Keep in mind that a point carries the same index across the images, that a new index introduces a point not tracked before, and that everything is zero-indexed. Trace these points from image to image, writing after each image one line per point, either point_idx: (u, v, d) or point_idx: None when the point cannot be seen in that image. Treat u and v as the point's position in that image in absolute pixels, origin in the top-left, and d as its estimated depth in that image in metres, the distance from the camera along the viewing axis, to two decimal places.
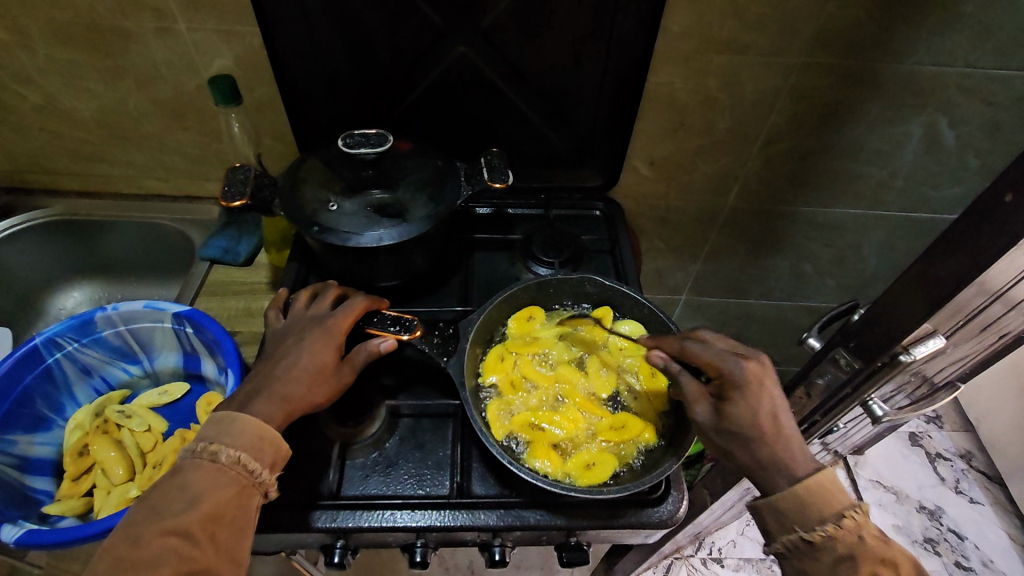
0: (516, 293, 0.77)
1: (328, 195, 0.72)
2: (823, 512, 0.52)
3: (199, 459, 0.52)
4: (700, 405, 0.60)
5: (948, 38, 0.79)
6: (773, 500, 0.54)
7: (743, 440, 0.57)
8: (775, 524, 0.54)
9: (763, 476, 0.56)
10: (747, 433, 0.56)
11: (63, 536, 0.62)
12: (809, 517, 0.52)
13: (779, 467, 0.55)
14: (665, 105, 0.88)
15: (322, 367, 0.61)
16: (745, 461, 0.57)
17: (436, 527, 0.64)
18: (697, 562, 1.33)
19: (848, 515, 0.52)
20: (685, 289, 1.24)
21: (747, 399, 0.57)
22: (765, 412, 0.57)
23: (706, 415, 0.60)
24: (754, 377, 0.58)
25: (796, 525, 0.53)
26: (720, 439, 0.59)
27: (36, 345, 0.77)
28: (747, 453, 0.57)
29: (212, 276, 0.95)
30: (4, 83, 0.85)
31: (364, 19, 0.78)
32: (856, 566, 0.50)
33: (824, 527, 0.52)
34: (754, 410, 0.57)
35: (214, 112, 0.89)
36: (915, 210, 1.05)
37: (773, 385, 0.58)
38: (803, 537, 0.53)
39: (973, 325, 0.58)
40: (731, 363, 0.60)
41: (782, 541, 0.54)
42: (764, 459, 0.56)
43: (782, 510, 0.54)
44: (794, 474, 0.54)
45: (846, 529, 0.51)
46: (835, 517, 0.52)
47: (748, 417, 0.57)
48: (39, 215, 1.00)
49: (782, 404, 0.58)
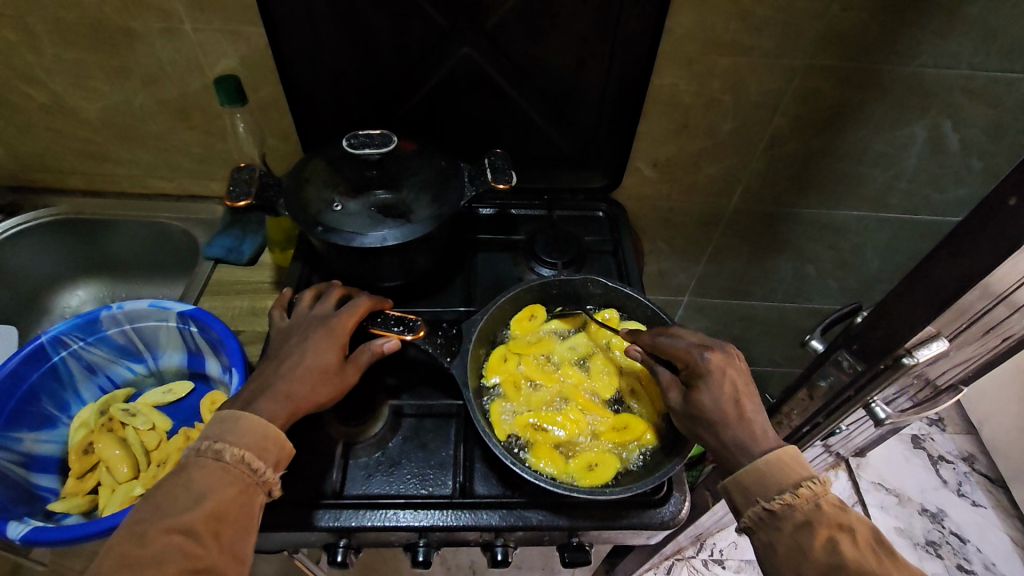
0: (519, 293, 0.77)
1: (332, 195, 0.73)
2: (782, 482, 0.53)
3: (203, 458, 0.52)
4: (672, 392, 0.63)
5: (951, 41, 0.79)
6: (736, 475, 0.55)
7: (707, 424, 0.58)
8: (739, 499, 0.54)
9: (728, 456, 0.56)
10: (709, 416, 0.58)
11: (69, 534, 0.63)
12: (768, 487, 0.53)
13: (742, 447, 0.56)
14: (668, 106, 0.88)
15: (326, 367, 0.62)
16: (711, 443, 0.58)
17: (438, 526, 0.64)
18: (698, 564, 1.33)
19: (805, 485, 0.52)
20: (688, 290, 1.24)
21: (710, 386, 0.59)
22: (726, 397, 0.58)
23: (677, 401, 0.62)
24: (716, 365, 0.60)
25: (758, 496, 0.53)
26: (688, 423, 0.60)
27: (42, 344, 0.77)
28: (712, 436, 0.58)
29: (217, 275, 0.96)
30: (10, 82, 0.86)
31: (369, 20, 0.78)
32: (815, 531, 0.50)
33: (784, 496, 0.52)
34: (716, 395, 0.58)
35: (219, 112, 0.89)
36: (918, 212, 1.05)
37: (738, 374, 0.60)
38: (764, 508, 0.53)
39: (975, 327, 0.58)
40: (695, 354, 0.62)
41: (746, 514, 0.54)
42: (727, 440, 0.57)
43: (743, 483, 0.54)
44: (754, 453, 0.55)
45: (804, 497, 0.52)
46: (793, 486, 0.52)
47: (711, 402, 0.58)
48: (44, 215, 1.01)
49: (746, 391, 0.59)
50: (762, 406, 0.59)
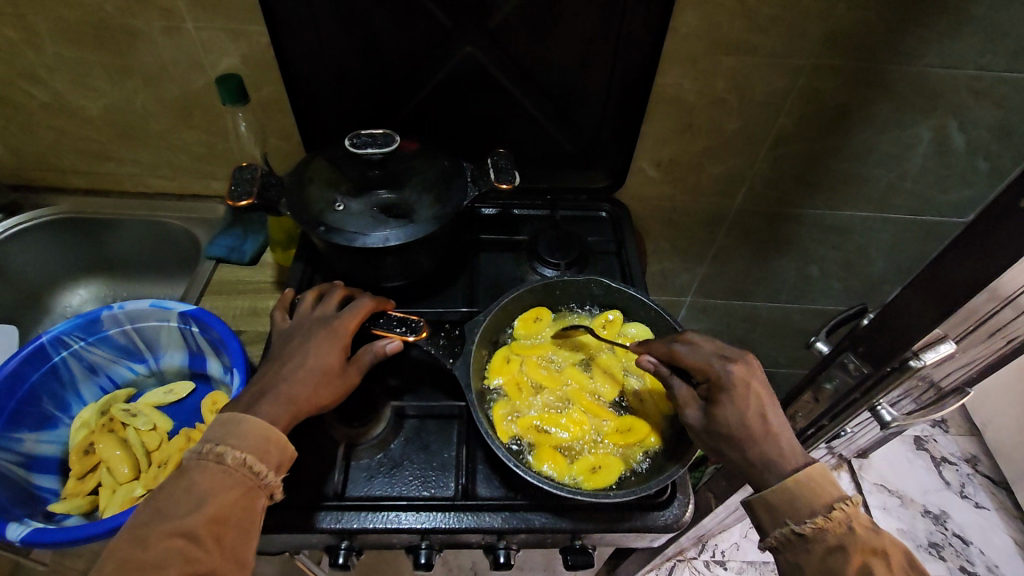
0: (522, 294, 0.76)
1: (335, 194, 0.72)
2: (813, 504, 0.52)
3: (204, 461, 0.52)
4: (691, 408, 0.62)
5: (958, 41, 0.79)
6: (765, 495, 0.54)
7: (732, 442, 0.57)
8: (766, 518, 0.54)
9: (754, 473, 0.56)
10: (735, 434, 0.57)
11: (69, 535, 0.62)
12: (799, 509, 0.53)
13: (769, 465, 0.55)
14: (673, 106, 0.88)
15: (328, 368, 0.61)
16: (736, 460, 0.58)
17: (441, 528, 0.64)
18: (700, 565, 1.33)
19: (838, 507, 0.52)
20: (691, 291, 1.24)
21: (734, 402, 0.58)
22: (752, 413, 0.57)
23: (697, 418, 0.61)
24: (740, 380, 0.59)
25: (788, 518, 0.53)
26: (709, 440, 0.60)
27: (43, 344, 0.77)
28: (737, 454, 0.57)
29: (218, 274, 0.95)
30: (12, 81, 0.85)
31: (372, 19, 0.77)
32: (848, 556, 0.50)
33: (816, 519, 0.52)
34: (742, 412, 0.57)
35: (221, 111, 0.89)
36: (922, 213, 1.04)
37: (761, 387, 0.59)
38: (794, 530, 0.53)
39: (982, 329, 0.58)
40: (718, 367, 0.60)
41: (775, 535, 0.54)
42: (753, 458, 0.56)
43: (772, 504, 0.54)
44: (781, 471, 0.55)
45: (836, 520, 0.52)
46: (825, 509, 0.52)
47: (736, 420, 0.57)
48: (45, 214, 1.00)
49: (770, 405, 0.58)
50: (783, 417, 0.59)
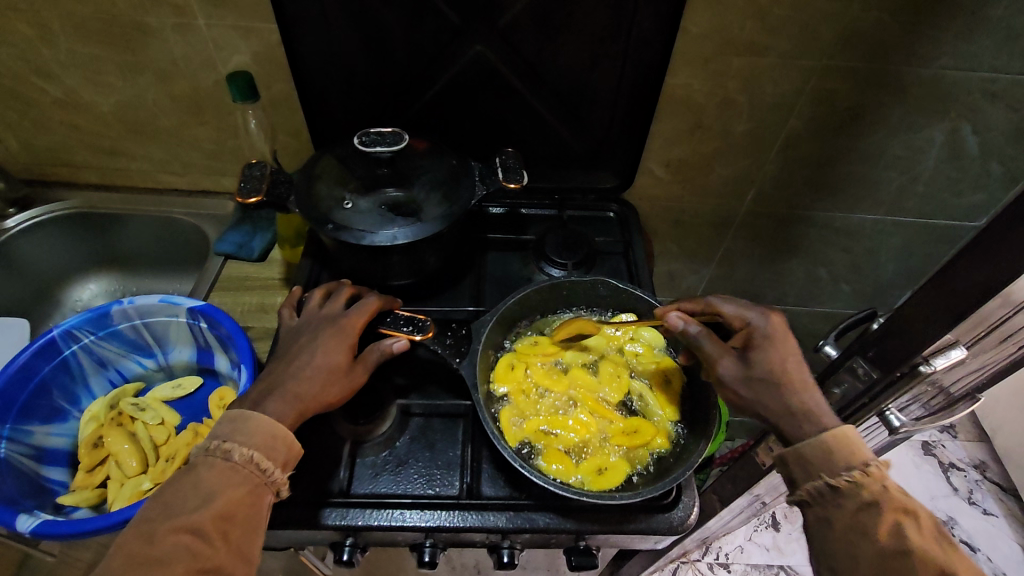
0: (530, 294, 0.76)
1: (343, 192, 0.72)
2: (851, 459, 0.52)
3: (212, 458, 0.52)
4: (725, 359, 0.62)
5: (974, 43, 0.78)
6: (800, 447, 0.54)
7: (772, 387, 0.59)
8: (802, 472, 0.54)
9: (791, 424, 0.57)
10: (776, 378, 0.59)
11: (76, 528, 0.63)
12: (836, 463, 0.53)
13: (808, 414, 0.56)
14: (682, 107, 0.87)
15: (334, 367, 0.61)
16: (772, 411, 0.58)
17: (445, 527, 0.64)
18: (703, 567, 1.32)
19: (874, 464, 0.52)
20: (697, 292, 1.23)
21: (773, 348, 0.61)
22: (791, 361, 0.60)
23: (731, 368, 0.61)
24: (778, 328, 0.62)
25: (823, 471, 0.53)
26: (746, 390, 0.59)
27: (54, 337, 0.78)
28: (776, 401, 0.58)
29: (227, 270, 0.96)
30: (26, 77, 0.86)
31: (382, 17, 0.78)
32: (880, 514, 0.50)
33: (852, 473, 0.52)
34: (782, 358, 0.60)
35: (231, 108, 0.89)
36: (935, 217, 1.03)
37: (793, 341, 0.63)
38: (828, 483, 0.52)
39: (994, 335, 0.57)
40: (755, 317, 0.64)
41: (807, 488, 0.53)
42: (793, 407, 0.57)
43: (808, 457, 0.54)
44: (821, 422, 0.56)
45: (872, 477, 0.51)
46: (862, 464, 0.52)
47: (775, 363, 0.60)
48: (56, 208, 1.01)
49: (800, 357, 0.61)
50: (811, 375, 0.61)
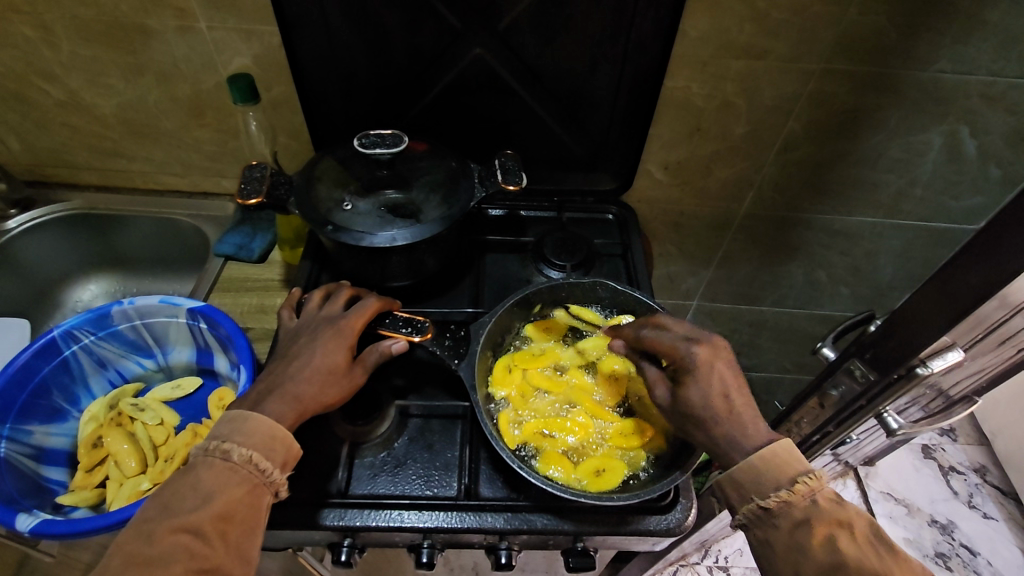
0: (528, 296, 0.76)
1: (342, 194, 0.73)
2: (777, 479, 0.52)
3: (211, 457, 0.52)
4: (659, 388, 0.63)
5: (971, 46, 0.78)
6: (731, 473, 0.55)
7: (697, 422, 0.58)
8: (735, 496, 0.54)
9: (720, 453, 0.57)
10: (699, 413, 0.58)
11: (76, 527, 0.63)
12: (764, 484, 0.53)
13: (734, 443, 0.56)
14: (681, 109, 0.87)
15: (333, 368, 0.62)
16: (703, 441, 0.58)
17: (442, 528, 0.64)
18: (703, 571, 1.32)
19: (801, 481, 0.52)
20: (696, 295, 1.24)
21: (697, 381, 0.59)
22: (715, 394, 0.58)
23: (664, 397, 0.62)
24: (704, 361, 0.59)
25: (753, 494, 0.53)
26: (676, 419, 0.61)
27: (54, 337, 0.78)
28: (703, 433, 0.58)
29: (227, 272, 0.96)
30: (28, 78, 0.87)
31: (382, 20, 0.78)
32: (813, 529, 0.50)
33: (779, 493, 0.52)
34: (704, 391, 0.58)
35: (231, 110, 0.90)
36: (933, 219, 1.04)
37: (725, 367, 0.60)
38: (760, 505, 0.52)
39: (992, 338, 0.57)
40: (682, 349, 0.61)
41: (743, 512, 0.54)
42: (719, 439, 0.57)
43: (739, 481, 0.54)
44: (746, 449, 0.55)
45: (800, 494, 0.51)
46: (789, 483, 0.52)
47: (698, 400, 0.58)
48: (58, 209, 1.02)
49: (733, 384, 0.59)
50: (750, 398, 0.59)
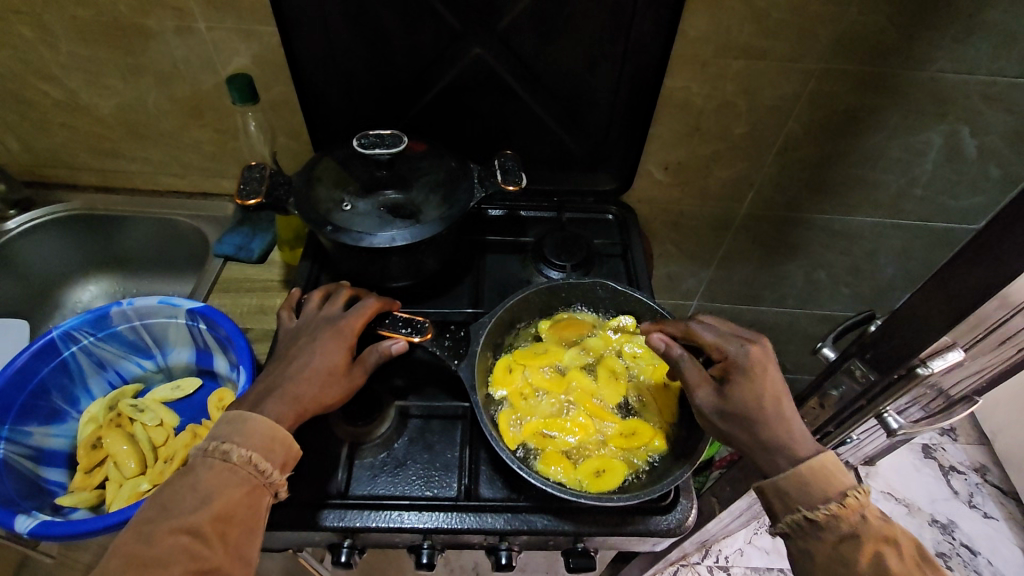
0: (528, 297, 0.76)
1: (342, 194, 0.73)
2: (828, 491, 0.53)
3: (210, 458, 0.52)
4: (702, 389, 0.60)
5: (971, 46, 0.78)
6: (777, 480, 0.55)
7: (747, 422, 0.57)
8: (779, 504, 0.55)
9: (764, 457, 0.56)
10: (752, 414, 0.57)
11: (75, 528, 0.63)
12: (813, 496, 0.53)
13: (781, 448, 0.56)
14: (681, 109, 0.87)
15: (333, 369, 0.61)
16: (746, 443, 0.57)
17: (442, 528, 0.64)
18: (703, 571, 1.32)
19: (851, 494, 0.52)
20: (696, 294, 1.23)
21: (750, 381, 0.58)
22: (769, 395, 0.57)
23: (707, 400, 0.59)
24: (757, 361, 0.59)
25: (800, 504, 0.53)
26: (722, 423, 0.58)
27: (53, 338, 0.78)
28: (750, 435, 0.57)
29: (226, 272, 0.96)
30: (27, 79, 0.87)
31: (382, 20, 0.78)
32: (861, 545, 0.50)
33: (830, 506, 0.52)
34: (757, 392, 0.57)
35: (230, 110, 0.90)
36: (933, 219, 1.04)
37: (775, 370, 0.59)
38: (807, 516, 0.53)
39: (993, 338, 0.57)
40: (735, 347, 0.61)
41: (786, 521, 0.54)
42: (767, 441, 0.56)
43: (785, 490, 0.54)
44: (795, 456, 0.55)
45: (849, 508, 0.52)
46: (839, 496, 0.52)
47: (750, 399, 0.57)
48: (59, 209, 1.02)
49: (782, 387, 0.58)
50: (794, 404, 0.59)
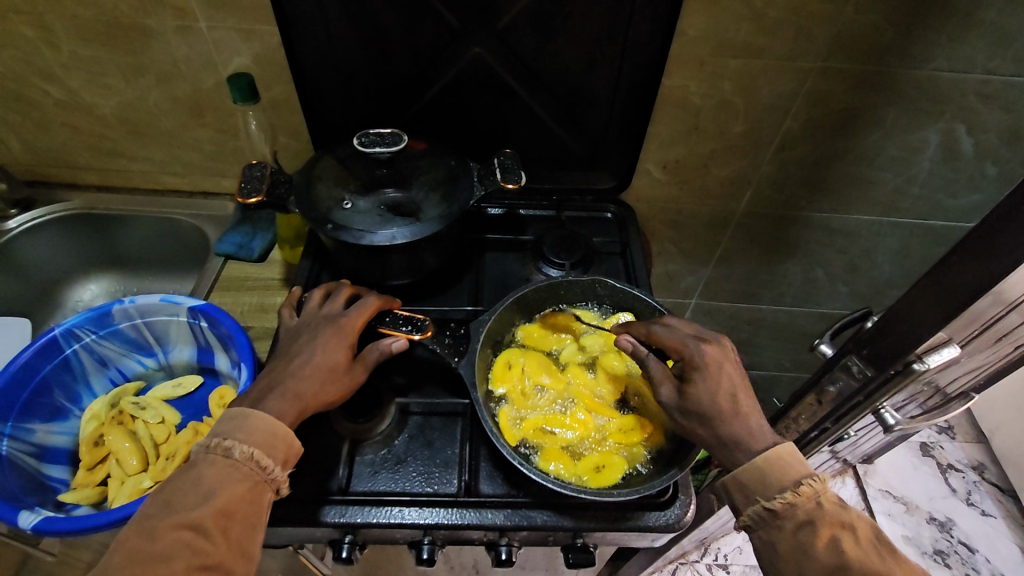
0: (528, 294, 0.77)
1: (342, 193, 0.73)
2: (782, 480, 0.53)
3: (212, 455, 0.52)
4: (665, 386, 0.62)
5: (967, 45, 0.79)
6: (736, 474, 0.55)
7: (704, 419, 0.58)
8: (739, 497, 0.55)
9: (724, 452, 0.57)
10: (708, 411, 0.58)
11: (79, 524, 0.63)
12: (770, 486, 0.53)
13: (739, 443, 0.56)
14: (679, 108, 0.88)
15: (334, 366, 0.62)
16: (706, 438, 0.59)
17: (443, 524, 0.64)
18: (702, 568, 1.33)
19: (806, 482, 0.53)
20: (695, 293, 1.24)
21: (705, 380, 0.59)
22: (723, 393, 0.58)
23: (670, 397, 0.62)
24: (712, 359, 0.60)
25: (758, 495, 0.54)
26: (682, 419, 0.60)
27: (55, 336, 0.78)
28: (708, 432, 0.58)
29: (227, 271, 0.97)
30: (28, 79, 0.87)
31: (381, 19, 0.78)
32: (817, 531, 0.50)
33: (785, 495, 0.52)
34: (712, 390, 0.59)
35: (231, 109, 0.90)
36: (929, 218, 1.04)
37: (734, 369, 0.60)
38: (765, 506, 0.53)
39: (989, 334, 0.58)
40: (691, 346, 0.62)
41: (747, 513, 0.54)
42: (724, 436, 0.57)
43: (744, 483, 0.55)
44: (752, 450, 0.56)
45: (805, 496, 0.52)
46: (794, 485, 0.53)
47: (705, 397, 0.59)
48: (59, 209, 1.02)
49: (741, 385, 0.59)
50: (757, 402, 0.59)
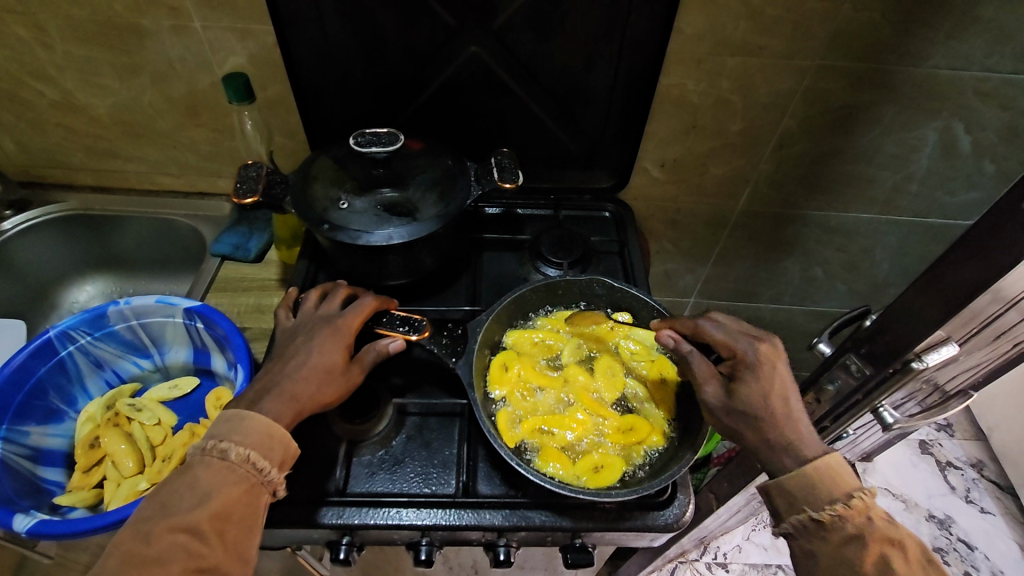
0: (526, 294, 0.76)
1: (339, 193, 0.73)
2: (833, 492, 0.52)
3: (208, 457, 0.52)
4: (710, 385, 0.62)
5: (965, 42, 0.78)
6: (783, 482, 0.55)
7: (752, 420, 0.58)
8: (785, 506, 0.55)
9: (771, 455, 0.57)
10: (757, 411, 0.58)
11: (73, 527, 0.63)
12: (819, 496, 0.53)
13: (788, 447, 0.56)
14: (676, 107, 0.88)
15: (331, 367, 0.61)
16: (752, 441, 0.58)
17: (441, 525, 0.64)
18: (702, 567, 1.32)
19: (858, 495, 0.52)
20: (694, 291, 1.24)
21: (758, 379, 0.59)
22: (776, 393, 0.58)
23: (716, 395, 0.61)
24: (766, 358, 0.60)
25: (806, 505, 0.53)
26: (728, 419, 0.60)
27: (50, 338, 0.78)
28: (756, 434, 0.58)
29: (223, 271, 0.96)
30: (22, 79, 0.86)
31: (377, 18, 0.78)
32: (865, 547, 0.50)
33: (835, 507, 0.52)
34: (765, 390, 0.59)
35: (227, 109, 0.90)
36: (928, 215, 1.04)
37: (784, 369, 0.60)
38: (812, 517, 0.53)
39: (988, 332, 0.57)
40: (746, 344, 0.62)
41: (792, 521, 0.54)
42: (772, 439, 0.57)
43: (791, 491, 0.54)
44: (801, 454, 0.56)
45: (856, 509, 0.52)
46: (845, 497, 0.52)
47: (757, 396, 0.58)
48: (54, 210, 1.01)
49: (791, 388, 0.59)
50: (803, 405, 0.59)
